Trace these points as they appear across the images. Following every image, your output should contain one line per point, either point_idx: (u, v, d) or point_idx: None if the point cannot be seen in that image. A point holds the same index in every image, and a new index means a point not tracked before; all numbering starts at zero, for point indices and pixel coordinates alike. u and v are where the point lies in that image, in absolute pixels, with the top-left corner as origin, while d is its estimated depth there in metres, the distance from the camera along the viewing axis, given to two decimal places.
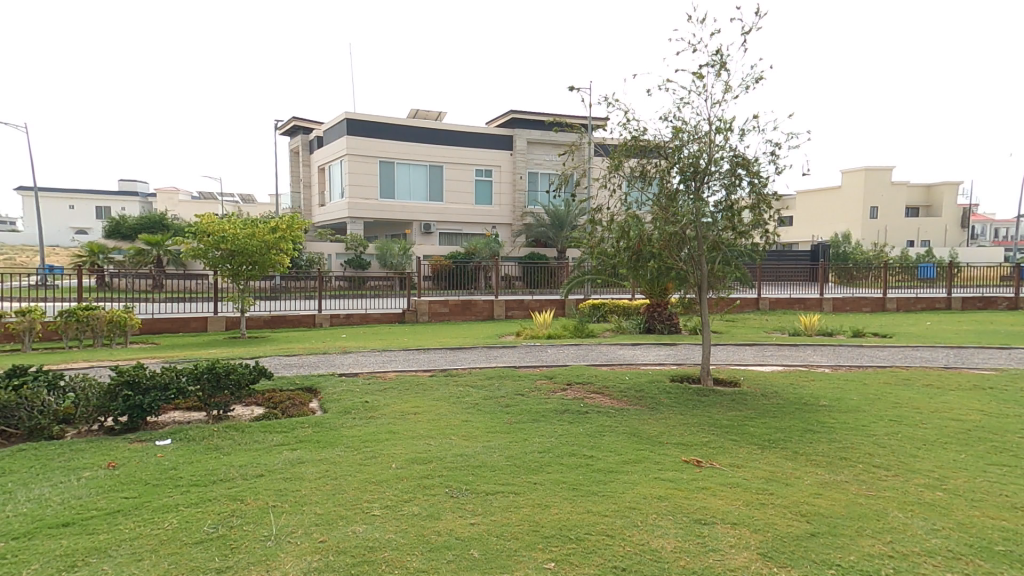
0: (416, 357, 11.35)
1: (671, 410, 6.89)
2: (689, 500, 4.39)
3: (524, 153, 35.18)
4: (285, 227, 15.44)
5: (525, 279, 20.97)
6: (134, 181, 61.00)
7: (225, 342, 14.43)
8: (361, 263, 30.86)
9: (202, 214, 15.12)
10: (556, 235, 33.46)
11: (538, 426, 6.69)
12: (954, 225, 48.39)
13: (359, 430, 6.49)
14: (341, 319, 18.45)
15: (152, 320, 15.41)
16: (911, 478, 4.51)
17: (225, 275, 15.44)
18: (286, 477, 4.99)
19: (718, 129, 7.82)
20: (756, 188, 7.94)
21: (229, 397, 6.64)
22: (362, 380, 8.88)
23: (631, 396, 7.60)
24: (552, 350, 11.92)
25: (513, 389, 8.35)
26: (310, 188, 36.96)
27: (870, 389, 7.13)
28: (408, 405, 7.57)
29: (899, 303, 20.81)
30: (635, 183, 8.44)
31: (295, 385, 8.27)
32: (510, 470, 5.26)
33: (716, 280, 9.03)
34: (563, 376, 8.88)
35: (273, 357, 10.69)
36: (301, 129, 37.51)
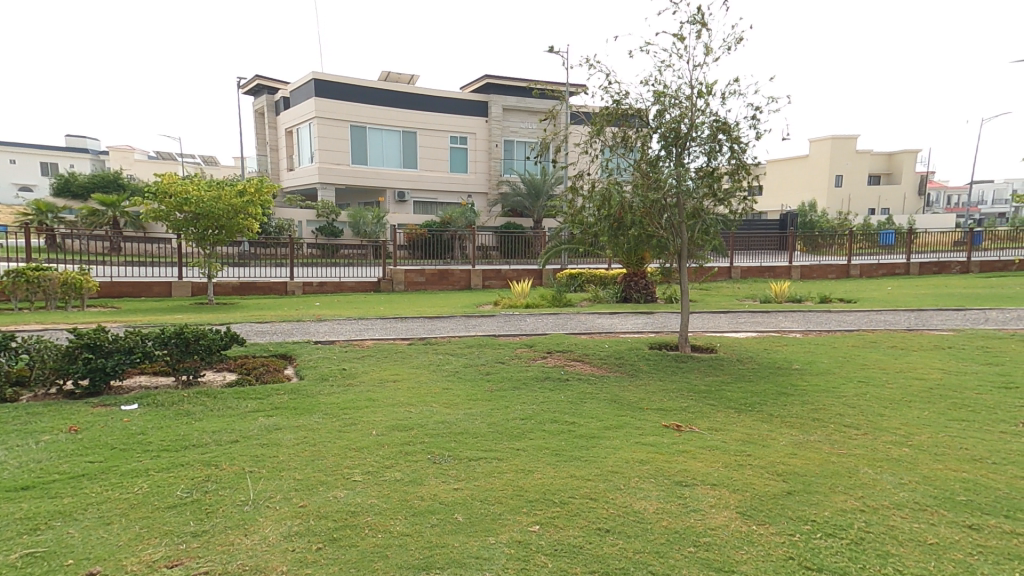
0: (392, 325, 11.20)
1: (650, 376, 6.99)
2: (670, 463, 4.46)
3: (499, 120, 34.51)
4: (253, 191, 14.81)
5: (501, 249, 20.83)
6: (85, 137, 57.52)
7: (191, 307, 13.94)
8: (333, 231, 30.07)
9: (163, 173, 14.35)
10: (533, 205, 33.24)
11: (519, 393, 6.70)
12: (912, 193, 50.09)
13: (337, 397, 6.38)
14: (314, 287, 18.03)
15: (111, 283, 14.74)
16: (879, 435, 4.68)
17: (189, 238, 14.80)
18: (263, 443, 4.86)
19: (699, 92, 7.70)
20: (737, 154, 7.88)
21: (199, 363, 6.40)
22: (339, 348, 8.71)
23: (610, 364, 7.66)
24: (531, 319, 11.91)
25: (493, 357, 8.34)
26: (277, 151, 35.53)
27: (840, 352, 7.35)
28: (387, 373, 7.48)
29: (862, 270, 21.53)
30: (616, 149, 8.28)
31: (268, 352, 8.05)
32: (492, 437, 5.26)
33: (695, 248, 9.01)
34: (543, 344, 8.90)
35: (244, 325, 10.38)
36: (266, 88, 35.76)
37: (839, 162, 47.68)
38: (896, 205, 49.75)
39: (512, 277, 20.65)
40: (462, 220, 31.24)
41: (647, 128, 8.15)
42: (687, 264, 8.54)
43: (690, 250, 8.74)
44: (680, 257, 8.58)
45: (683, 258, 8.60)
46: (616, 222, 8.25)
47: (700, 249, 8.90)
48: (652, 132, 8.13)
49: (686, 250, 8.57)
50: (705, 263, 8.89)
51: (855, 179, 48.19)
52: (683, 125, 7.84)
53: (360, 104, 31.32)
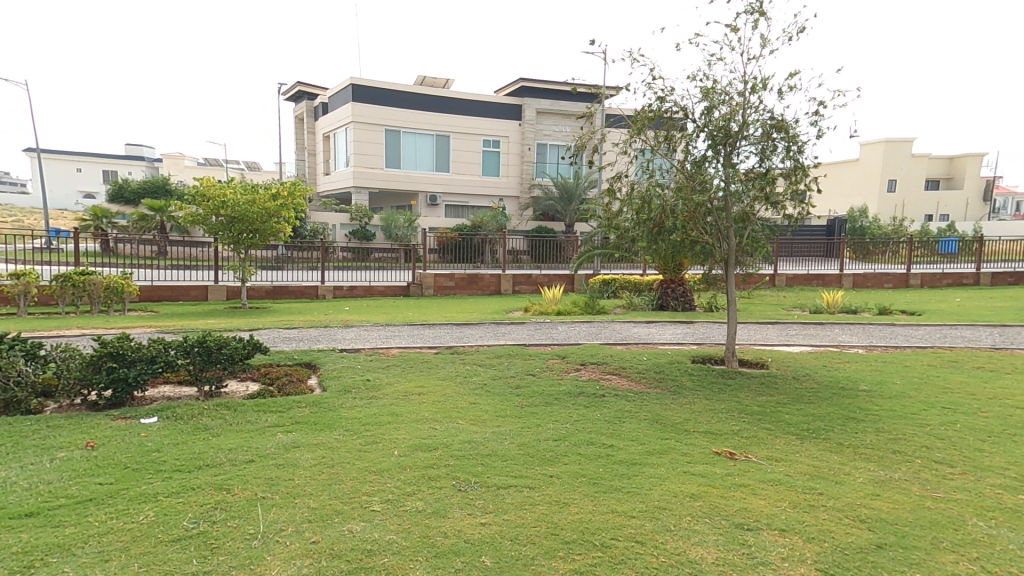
0: (420, 332, 10.90)
1: (696, 394, 6.40)
2: (727, 500, 3.92)
3: (533, 123, 34.12)
4: (287, 194, 14.82)
5: (532, 253, 20.41)
6: (140, 146, 60.37)
7: (225, 311, 14.04)
8: (366, 235, 30.26)
9: (200, 177, 14.50)
10: (565, 208, 32.70)
11: (551, 409, 6.22)
12: (975, 198, 46.95)
13: (359, 411, 6.04)
14: (344, 291, 18.02)
15: (151, 287, 15.02)
16: (984, 477, 4.08)
17: (225, 243, 14.93)
18: (279, 463, 4.55)
19: (753, 87, 7.09)
20: (794, 153, 7.20)
21: (222, 372, 6.23)
22: (365, 356, 8.43)
23: (650, 378, 7.11)
24: (563, 327, 11.42)
25: (523, 368, 7.90)
26: (314, 156, 36.12)
27: (916, 373, 6.63)
28: (412, 384, 7.13)
29: (923, 280, 20.13)
30: (658, 149, 7.77)
31: (293, 360, 7.84)
32: (522, 460, 4.82)
33: (744, 255, 8.33)
34: (577, 355, 8.39)
35: (272, 330, 10.25)
36: (304, 94, 36.42)
37: (892, 166, 45.31)
38: (956, 212, 46.87)
39: (544, 282, 20.19)
40: (493, 224, 31.05)
41: (693, 126, 7.61)
42: (734, 272, 7.88)
43: (737, 257, 8.08)
44: (727, 265, 7.93)
45: (730, 266, 7.95)
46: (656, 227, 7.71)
47: (750, 256, 8.21)
48: (697, 130, 7.58)
49: (733, 258, 7.92)
50: (754, 272, 8.20)
51: (910, 183, 45.64)
52: (732, 122, 7.26)
53: (394, 108, 31.46)
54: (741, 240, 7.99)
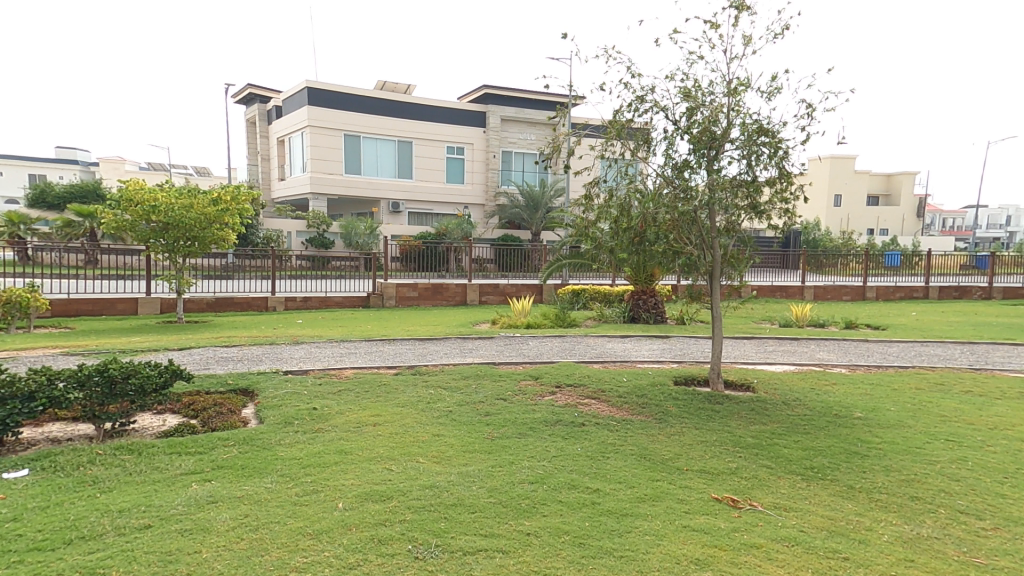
0: (378, 349, 9.93)
1: (684, 422, 5.75)
2: (739, 569, 3.25)
3: (497, 131, 33.59)
4: (229, 199, 13.66)
5: (497, 263, 19.68)
6: (76, 148, 56.37)
7: (158, 327, 12.65)
8: (324, 242, 28.82)
9: (128, 179, 13.12)
10: (531, 217, 32.24)
11: (525, 443, 5.45)
12: (912, 214, 49.36)
13: (298, 450, 5.09)
14: (297, 303, 16.76)
15: (69, 301, 13.42)
16: (1019, 534, 3.56)
17: (159, 251, 13.55)
18: (186, 528, 3.60)
19: (736, 88, 6.60)
20: (779, 160, 6.67)
21: (128, 406, 5.25)
22: (313, 379, 7.44)
23: (632, 404, 6.43)
24: (533, 342, 10.71)
25: (493, 393, 7.10)
26: (268, 160, 34.37)
27: (907, 398, 6.20)
28: (366, 413, 6.21)
29: (879, 292, 20.55)
30: (637, 153, 7.21)
31: (226, 387, 6.79)
32: (493, 513, 4.03)
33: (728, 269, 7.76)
34: (551, 376, 7.66)
35: (208, 349, 9.08)
36: (258, 96, 34.67)
37: (837, 182, 47.23)
38: (895, 226, 49.05)
39: (511, 293, 19.45)
40: (458, 232, 30.21)
41: (673, 130, 7.08)
42: (720, 286, 7.33)
43: (722, 270, 7.54)
44: (712, 278, 7.37)
45: (715, 279, 7.40)
46: (637, 236, 7.12)
47: (735, 269, 7.65)
48: (678, 133, 7.04)
49: (719, 271, 7.37)
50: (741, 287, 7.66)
51: (855, 198, 47.54)
52: (714, 125, 6.71)
53: (354, 112, 30.29)
54: (726, 251, 7.45)
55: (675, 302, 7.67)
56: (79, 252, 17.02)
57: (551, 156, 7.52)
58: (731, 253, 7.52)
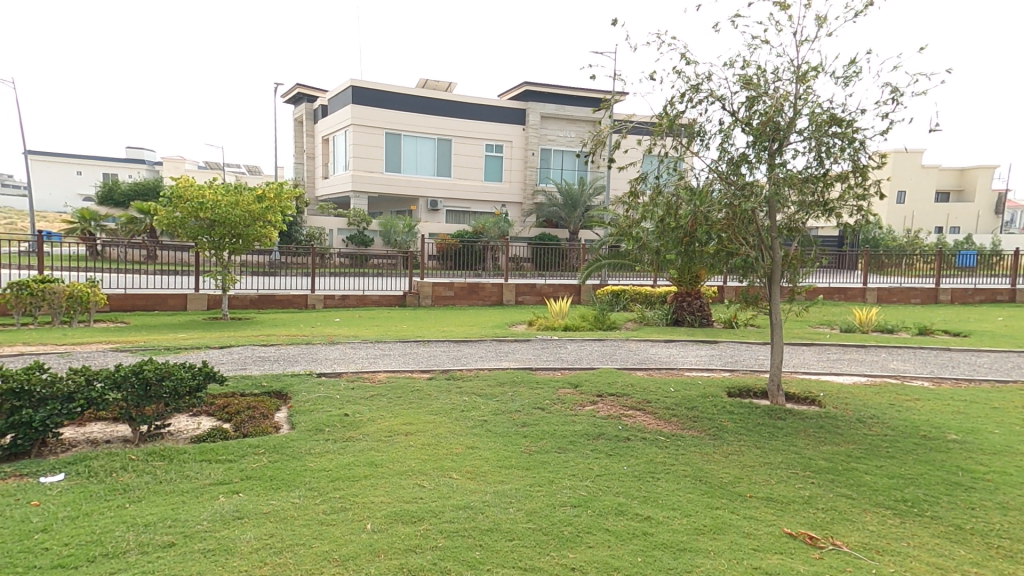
0: (413, 351, 9.75)
1: (741, 440, 5.22)
2: None
3: (537, 128, 33.14)
4: (273, 196, 13.84)
5: (534, 261, 19.25)
6: (141, 149, 59.39)
7: (204, 324, 12.92)
8: (364, 240, 29.18)
9: (178, 177, 13.43)
10: (570, 215, 31.70)
11: (566, 460, 5.06)
12: (987, 212, 45.76)
13: (328, 461, 4.87)
14: (336, 301, 16.87)
15: (123, 296, 13.89)
16: None
17: (206, 248, 13.83)
18: (209, 548, 3.42)
19: (805, 73, 6.01)
20: (852, 152, 6.04)
21: (163, 408, 5.15)
22: (346, 383, 7.28)
23: (682, 417, 5.93)
24: (573, 346, 10.29)
25: (530, 401, 6.73)
26: (312, 159, 35.11)
27: (1009, 419, 5.45)
28: (399, 421, 5.97)
29: (954, 295, 18.96)
30: (689, 146, 6.70)
31: (260, 390, 6.71)
32: (532, 541, 3.68)
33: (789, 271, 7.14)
34: (591, 385, 7.22)
35: (246, 348, 9.10)
36: (304, 96, 35.40)
37: (903, 177, 44.37)
38: (967, 224, 45.51)
39: (549, 293, 19.07)
40: (495, 230, 30.03)
41: (729, 121, 6.55)
42: (780, 290, 6.73)
43: (782, 272, 6.93)
44: (771, 282, 6.77)
45: (774, 282, 6.80)
46: (687, 234, 6.60)
47: (796, 271, 7.04)
48: (736, 125, 6.50)
49: (779, 273, 6.76)
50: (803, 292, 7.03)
51: (923, 195, 44.61)
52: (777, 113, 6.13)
53: (394, 111, 30.49)
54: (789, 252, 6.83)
55: (729, 307, 7.10)
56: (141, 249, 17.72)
57: (594, 150, 7.05)
58: (792, 254, 6.91)
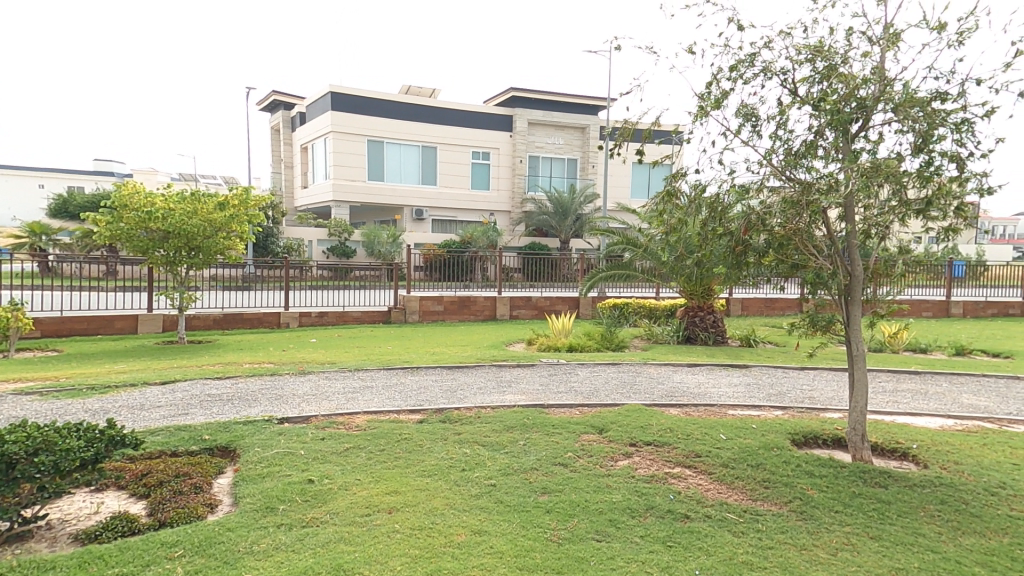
0: (399, 383, 8.28)
1: (842, 520, 3.83)
2: None
3: (525, 135, 31.99)
4: (237, 203, 12.38)
5: (525, 272, 17.77)
6: (113, 161, 56.95)
7: (156, 349, 11.29)
8: (346, 251, 27.58)
9: (123, 182, 11.85)
10: (561, 224, 30.56)
11: (612, 552, 3.64)
12: None
13: (275, 570, 3.38)
14: (312, 319, 15.28)
15: (62, 319, 12.16)
16: None
17: (159, 263, 12.23)
18: None
19: (892, 37, 4.67)
20: (958, 136, 4.56)
21: (39, 494, 3.63)
22: (314, 430, 5.80)
23: (750, 477, 4.55)
24: (585, 373, 8.91)
25: (548, 454, 5.33)
26: (291, 168, 33.51)
27: None
28: (379, 490, 4.51)
29: (966, 308, 18.16)
30: (738, 135, 5.47)
31: (199, 446, 5.19)
32: None
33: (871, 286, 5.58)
34: (620, 428, 5.84)
35: (195, 384, 7.55)
36: (282, 103, 33.78)
37: None
38: None
39: (545, 306, 17.78)
40: (483, 240, 28.74)
41: (788, 103, 5.31)
42: (861, 313, 5.24)
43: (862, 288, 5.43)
44: (849, 302, 5.29)
45: (853, 302, 5.32)
46: (738, 242, 5.29)
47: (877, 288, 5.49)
48: (797, 106, 5.23)
49: (859, 292, 5.29)
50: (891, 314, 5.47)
51: None
52: (853, 86, 4.81)
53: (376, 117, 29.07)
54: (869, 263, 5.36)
55: (790, 335, 5.62)
56: (99, 264, 16.05)
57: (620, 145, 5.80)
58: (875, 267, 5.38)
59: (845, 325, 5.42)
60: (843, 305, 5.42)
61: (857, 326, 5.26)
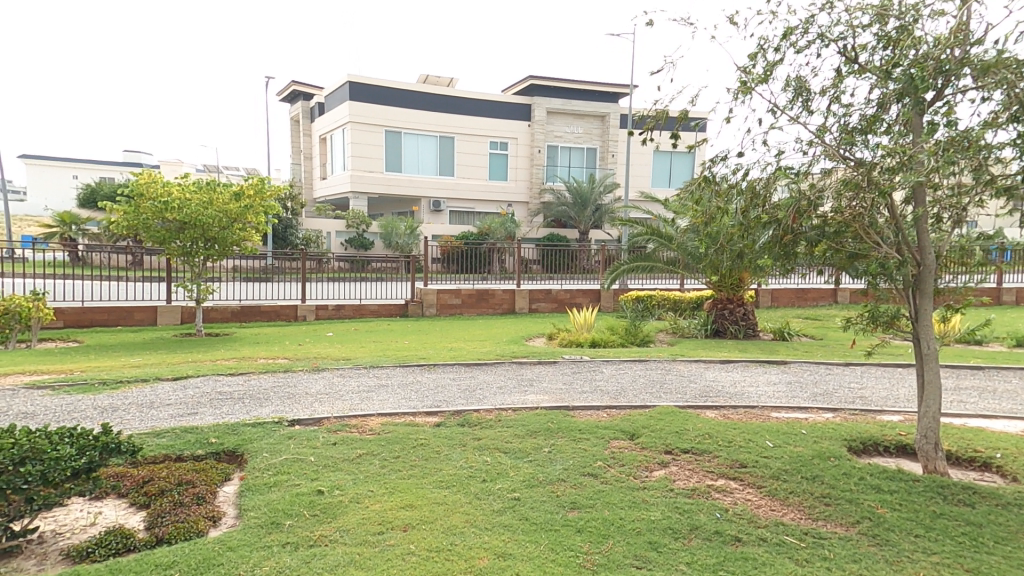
0: (416, 380, 7.95)
1: (927, 549, 3.31)
2: None
3: (543, 124, 31.32)
4: (253, 194, 12.14)
5: (545, 263, 17.28)
6: (139, 154, 57.75)
7: (173, 342, 11.17)
8: (364, 243, 27.41)
9: (139, 172, 11.68)
10: (580, 215, 29.94)
11: None
12: None
13: None
14: (329, 311, 15.06)
15: (80, 312, 12.10)
16: None
17: (175, 255, 12.08)
18: None
19: None
20: None
21: (27, 508, 3.30)
22: (325, 434, 5.46)
23: (807, 492, 4.05)
24: (610, 370, 8.45)
25: (576, 462, 4.90)
26: (309, 159, 33.44)
27: None
28: (392, 504, 4.13)
29: (1018, 295, 17.14)
30: (787, 111, 4.90)
31: (205, 451, 4.88)
32: None
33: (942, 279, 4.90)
34: (653, 433, 5.39)
35: (206, 381, 7.30)
36: (300, 94, 33.62)
37: None
38: None
39: (566, 298, 17.31)
40: (501, 231, 28.29)
41: (845, 74, 4.73)
42: (931, 307, 4.58)
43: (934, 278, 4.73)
44: (918, 294, 4.63)
45: (922, 294, 4.65)
46: (786, 230, 4.74)
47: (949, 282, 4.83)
48: (856, 77, 4.64)
49: (930, 282, 4.60)
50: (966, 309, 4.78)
51: None
52: (924, 50, 4.24)
53: (393, 106, 28.69)
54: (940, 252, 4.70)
55: (846, 331, 5.01)
56: (122, 254, 16.12)
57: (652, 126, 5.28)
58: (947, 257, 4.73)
59: (912, 321, 4.76)
60: (910, 299, 4.76)
61: (926, 321, 4.60)
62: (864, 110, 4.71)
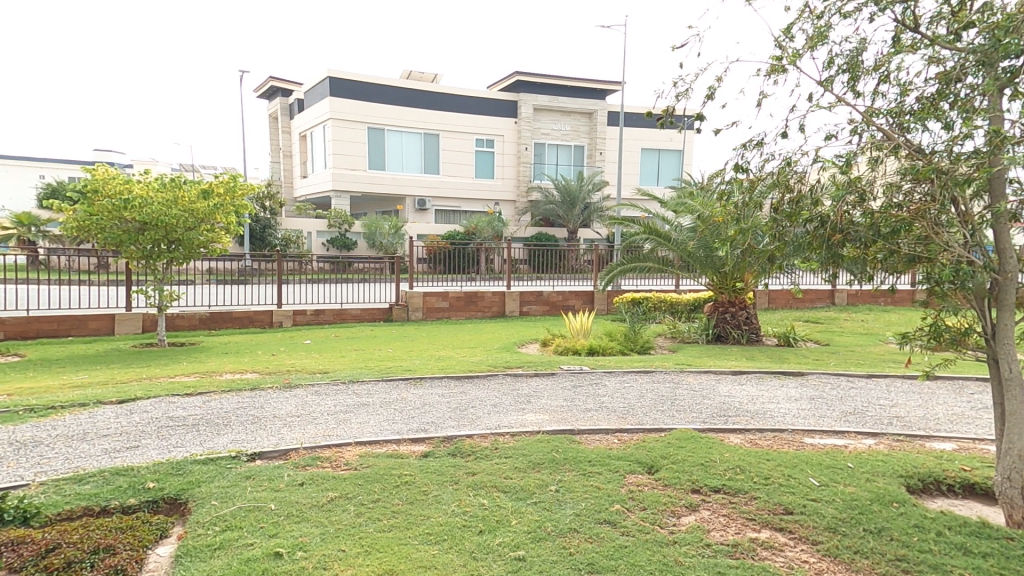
0: (401, 398, 7.13)
1: None
2: None
3: (531, 121, 30.57)
4: (221, 191, 11.14)
5: (534, 265, 16.54)
6: (112, 151, 55.71)
7: (131, 353, 10.16)
8: (346, 244, 26.36)
9: (94, 167, 10.62)
10: (568, 214, 29.25)
11: None
12: None
13: None
14: (307, 317, 14.11)
15: (28, 320, 11.05)
16: None
17: (134, 258, 11.06)
18: None
19: None
20: None
21: None
22: (289, 472, 4.60)
23: (875, 552, 3.31)
24: (614, 385, 7.72)
25: (589, 504, 4.13)
26: (288, 157, 32.24)
27: None
28: (368, 572, 3.31)
29: None
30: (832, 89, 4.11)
31: (138, 501, 4.01)
32: None
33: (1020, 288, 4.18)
34: (675, 465, 4.63)
35: (158, 403, 6.38)
36: (279, 90, 32.38)
37: None
38: None
39: (557, 301, 16.56)
40: (488, 231, 27.42)
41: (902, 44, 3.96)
42: (1013, 319, 3.83)
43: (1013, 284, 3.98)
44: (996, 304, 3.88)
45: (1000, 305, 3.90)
46: (834, 230, 4.02)
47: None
48: (918, 48, 3.86)
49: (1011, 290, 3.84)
50: None
51: None
52: (1004, 13, 3.52)
53: (376, 102, 27.69)
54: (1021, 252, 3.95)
55: (903, 348, 4.22)
56: (87, 257, 15.03)
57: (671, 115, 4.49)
58: None
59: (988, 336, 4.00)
60: (984, 310, 4.00)
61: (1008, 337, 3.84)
62: (922, 88, 3.98)
